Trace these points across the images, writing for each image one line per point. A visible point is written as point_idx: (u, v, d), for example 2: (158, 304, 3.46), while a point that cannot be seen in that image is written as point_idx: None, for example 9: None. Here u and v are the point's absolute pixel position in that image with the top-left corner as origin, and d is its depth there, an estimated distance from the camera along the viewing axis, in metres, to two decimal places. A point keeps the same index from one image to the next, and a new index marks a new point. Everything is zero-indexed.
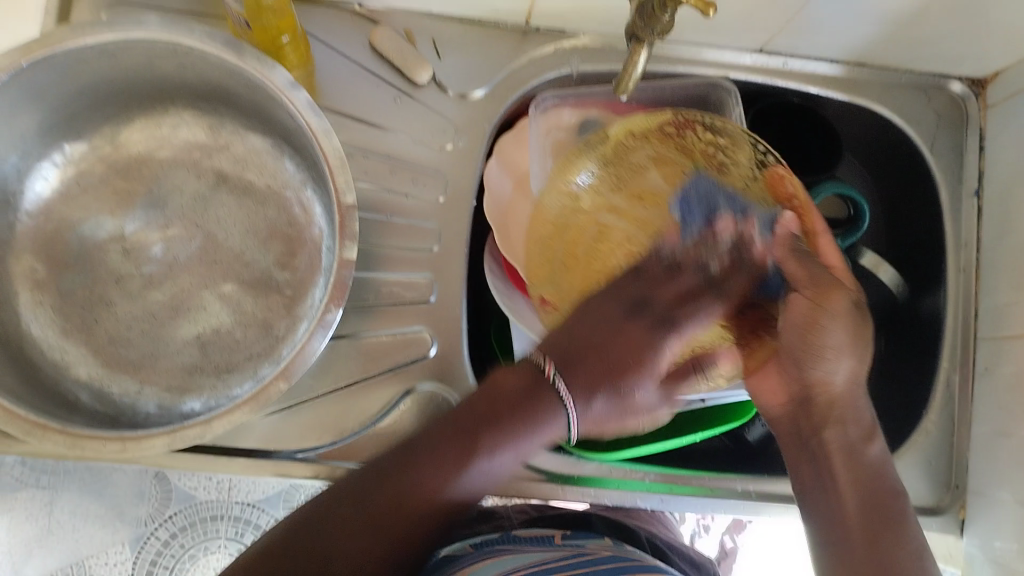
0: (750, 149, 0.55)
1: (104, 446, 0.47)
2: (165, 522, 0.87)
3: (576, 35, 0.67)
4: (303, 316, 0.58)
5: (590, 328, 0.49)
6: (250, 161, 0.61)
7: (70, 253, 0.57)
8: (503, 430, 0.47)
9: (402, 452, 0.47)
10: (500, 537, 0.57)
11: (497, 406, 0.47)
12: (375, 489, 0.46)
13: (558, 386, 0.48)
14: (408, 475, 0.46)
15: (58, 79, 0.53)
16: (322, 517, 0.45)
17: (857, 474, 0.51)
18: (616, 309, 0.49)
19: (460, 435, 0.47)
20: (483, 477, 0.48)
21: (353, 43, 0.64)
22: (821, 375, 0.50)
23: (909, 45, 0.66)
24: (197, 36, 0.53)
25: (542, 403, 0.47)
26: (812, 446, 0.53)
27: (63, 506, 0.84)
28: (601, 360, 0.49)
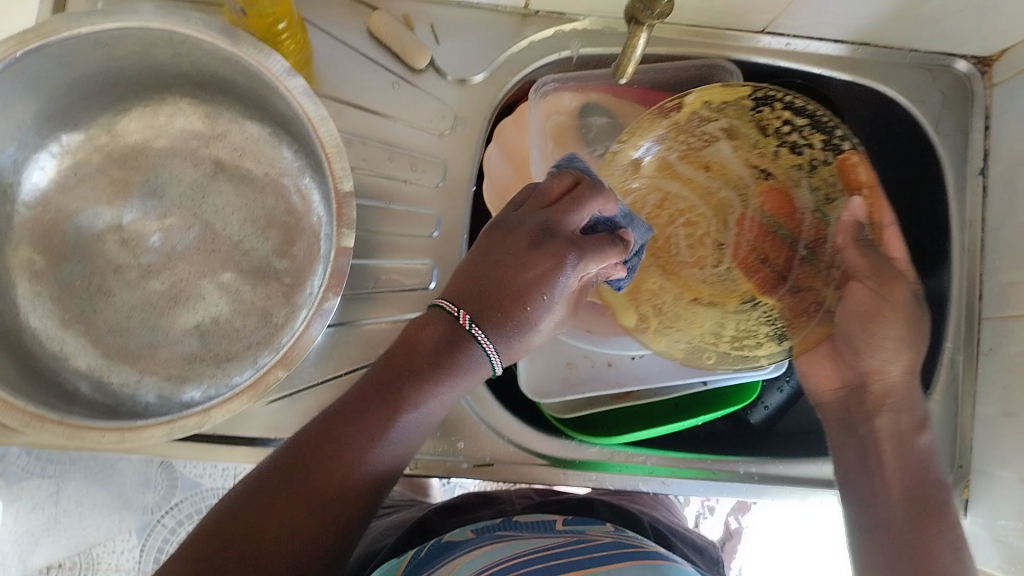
0: (821, 129, 0.59)
1: (103, 437, 0.46)
2: (170, 510, 0.88)
3: (576, 17, 0.66)
4: (302, 304, 0.58)
5: (504, 266, 0.49)
6: (248, 149, 0.61)
7: (67, 243, 0.57)
8: (427, 375, 0.48)
9: (329, 417, 0.47)
10: (501, 522, 0.56)
11: (414, 354, 0.49)
12: (312, 455, 0.45)
13: (474, 332, 0.49)
14: (341, 442, 0.46)
15: (52, 69, 0.53)
16: (268, 491, 0.44)
17: (908, 461, 0.54)
18: (521, 248, 0.49)
19: (380, 387, 0.48)
20: (408, 430, 0.48)
21: (350, 29, 0.64)
22: (876, 364, 0.56)
23: (914, 25, 0.65)
24: (192, 25, 0.52)
25: (460, 349, 0.49)
26: (859, 435, 0.56)
27: (70, 496, 0.85)
28: (511, 295, 0.49)
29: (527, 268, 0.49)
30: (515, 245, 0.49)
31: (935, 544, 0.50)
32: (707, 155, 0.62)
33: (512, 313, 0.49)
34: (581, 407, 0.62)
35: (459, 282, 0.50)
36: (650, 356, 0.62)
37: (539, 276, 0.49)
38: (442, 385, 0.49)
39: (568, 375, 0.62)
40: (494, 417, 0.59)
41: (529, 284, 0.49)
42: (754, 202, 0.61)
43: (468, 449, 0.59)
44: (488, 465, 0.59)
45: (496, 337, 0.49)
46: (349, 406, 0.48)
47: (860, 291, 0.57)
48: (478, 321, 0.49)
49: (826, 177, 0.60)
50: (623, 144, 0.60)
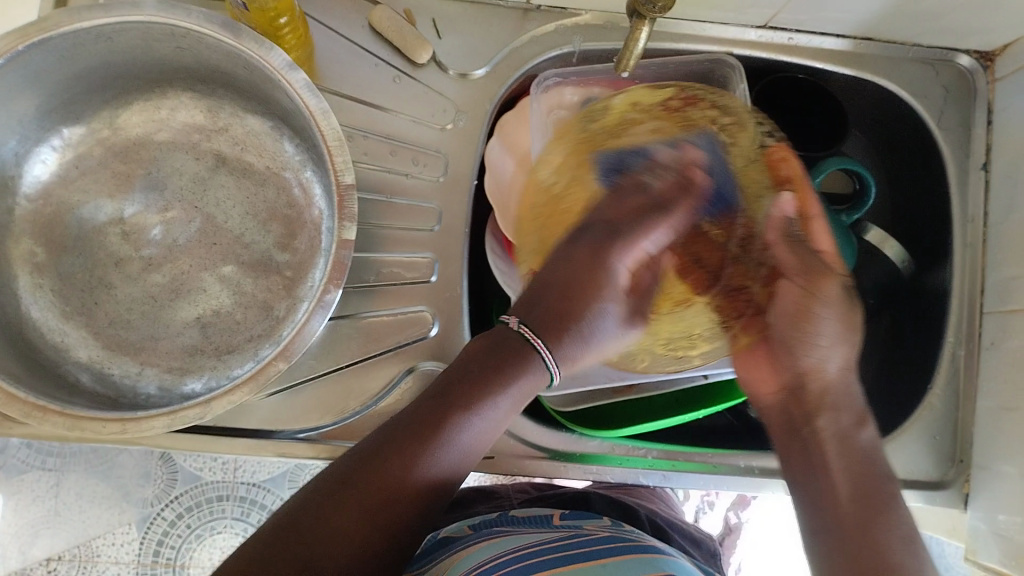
0: (748, 126, 0.56)
1: (104, 428, 0.46)
2: (171, 502, 0.88)
3: (578, 12, 0.66)
4: (303, 297, 0.58)
5: (564, 273, 0.53)
6: (249, 143, 0.61)
7: (69, 236, 0.57)
8: (487, 385, 0.48)
9: (387, 432, 0.46)
10: (498, 517, 0.56)
11: (470, 369, 0.48)
12: (361, 476, 0.44)
13: (536, 345, 0.50)
14: (388, 462, 0.45)
15: (55, 62, 0.53)
16: (311, 509, 0.43)
17: (852, 456, 0.53)
18: (583, 258, 0.54)
19: (438, 399, 0.48)
20: (466, 446, 0.47)
21: (352, 23, 0.64)
22: (814, 362, 0.55)
23: (917, 19, 0.64)
24: (193, 18, 0.52)
25: (523, 358, 0.49)
26: (801, 435, 0.55)
27: (69, 488, 0.86)
28: (573, 297, 0.53)
29: (584, 270, 0.51)
30: (575, 262, 0.54)
31: (890, 539, 0.49)
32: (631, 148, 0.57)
33: (568, 323, 0.52)
34: (580, 399, 0.62)
35: (525, 302, 0.52)
36: None
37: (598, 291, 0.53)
38: (500, 391, 0.48)
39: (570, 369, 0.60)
40: None
41: (590, 299, 0.53)
42: None
43: None
44: (488, 457, 0.58)
45: (558, 344, 0.51)
46: (401, 428, 0.46)
47: (790, 287, 0.54)
48: (531, 323, 0.51)
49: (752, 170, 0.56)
50: (551, 147, 0.57)
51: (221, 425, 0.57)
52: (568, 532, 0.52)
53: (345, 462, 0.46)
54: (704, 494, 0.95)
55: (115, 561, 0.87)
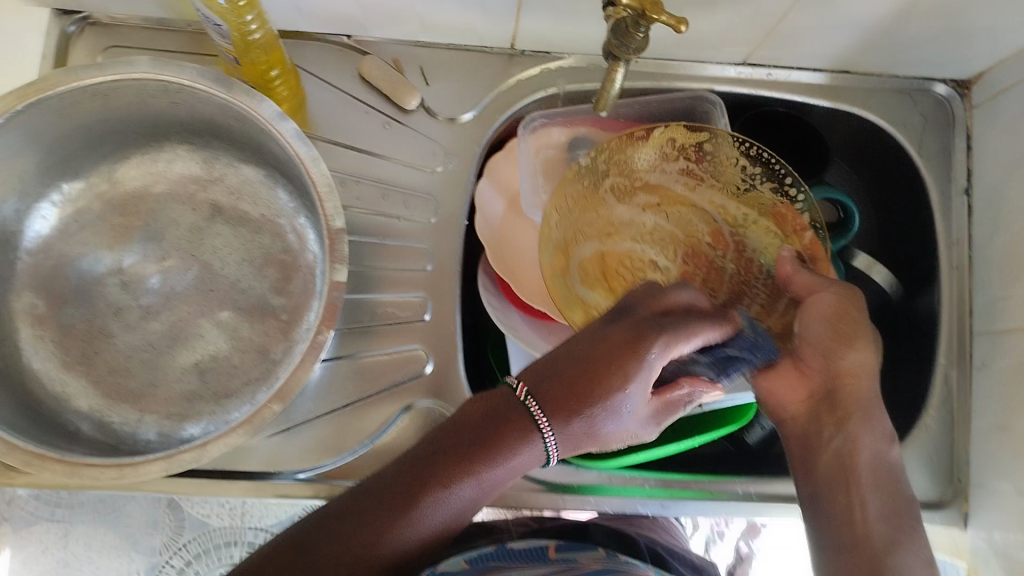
0: (776, 180, 0.61)
1: (102, 474, 0.47)
2: None
3: (562, 55, 0.68)
4: (299, 339, 0.59)
5: (588, 349, 0.48)
6: (245, 191, 0.62)
7: (70, 288, 0.59)
8: (476, 454, 0.47)
9: (366, 489, 0.47)
10: (493, 551, 0.56)
11: (460, 432, 0.48)
12: (335, 530, 0.46)
13: (536, 416, 0.47)
14: (362, 525, 0.46)
15: (54, 120, 0.55)
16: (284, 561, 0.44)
17: (877, 473, 0.51)
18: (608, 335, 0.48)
19: (420, 460, 0.48)
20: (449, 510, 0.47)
21: (343, 74, 0.66)
22: (848, 365, 0.51)
23: (889, 51, 0.66)
24: (186, 75, 0.55)
25: (514, 429, 0.48)
26: (831, 452, 0.52)
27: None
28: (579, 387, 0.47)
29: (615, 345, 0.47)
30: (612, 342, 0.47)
31: (908, 561, 0.49)
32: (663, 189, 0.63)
33: (596, 408, 0.47)
34: None
35: (537, 368, 0.49)
36: None
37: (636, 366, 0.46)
38: (485, 463, 0.47)
39: None
40: None
41: (616, 380, 0.46)
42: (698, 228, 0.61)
43: None
44: None
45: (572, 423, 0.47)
46: (385, 485, 0.47)
47: (820, 297, 0.51)
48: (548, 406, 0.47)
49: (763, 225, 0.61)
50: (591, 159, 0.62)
51: (220, 468, 0.57)
52: (563, 567, 0.52)
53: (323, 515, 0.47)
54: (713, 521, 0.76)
55: None
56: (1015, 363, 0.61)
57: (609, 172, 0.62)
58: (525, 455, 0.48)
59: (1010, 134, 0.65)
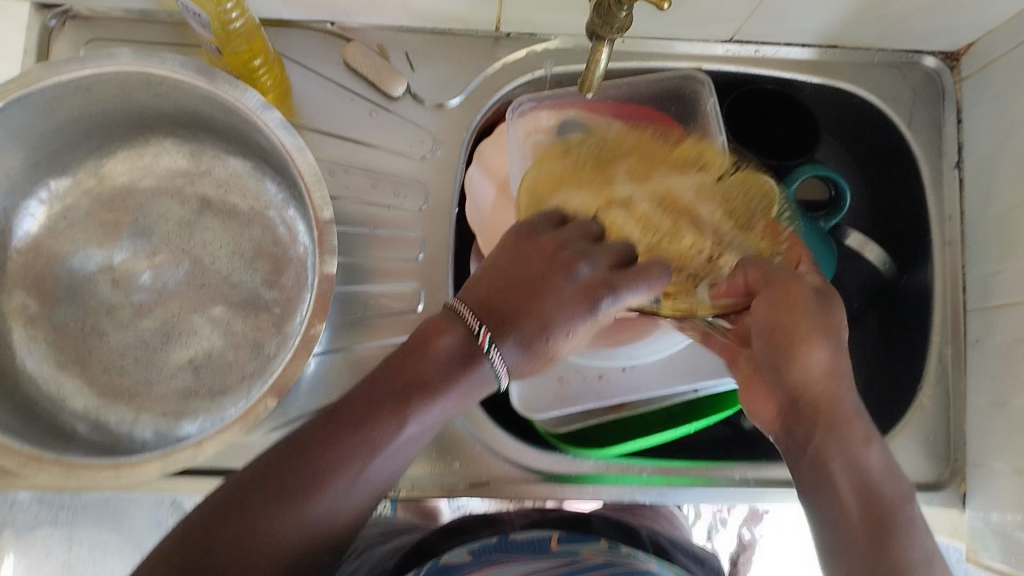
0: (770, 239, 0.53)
1: (100, 474, 0.47)
2: None
3: (548, 36, 0.68)
4: (292, 333, 0.58)
5: (526, 274, 0.49)
6: (232, 184, 0.62)
7: (60, 286, 0.58)
8: (434, 390, 0.46)
9: (318, 428, 0.44)
10: (495, 543, 0.56)
11: (418, 369, 0.46)
12: (287, 469, 0.43)
13: (491, 355, 0.47)
14: (316, 468, 0.43)
15: (35, 117, 0.54)
16: (236, 508, 0.42)
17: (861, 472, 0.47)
18: (551, 276, 0.48)
19: (376, 397, 0.46)
20: (402, 448, 0.46)
21: (327, 61, 0.65)
22: (805, 366, 0.49)
23: (878, 25, 0.66)
24: (170, 66, 0.54)
25: (469, 365, 0.47)
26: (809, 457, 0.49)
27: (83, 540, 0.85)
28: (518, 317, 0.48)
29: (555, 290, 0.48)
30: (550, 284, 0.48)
31: (907, 554, 0.44)
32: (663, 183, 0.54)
33: (537, 343, 0.48)
34: (571, 421, 0.63)
35: (471, 288, 0.50)
36: (639, 366, 0.64)
37: (575, 307, 0.48)
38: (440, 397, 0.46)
39: (562, 390, 0.63)
40: (488, 436, 0.60)
41: (553, 312, 0.48)
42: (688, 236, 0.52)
43: (465, 467, 0.60)
44: (484, 483, 0.59)
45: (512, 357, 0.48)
46: (342, 419, 0.45)
47: (762, 298, 0.50)
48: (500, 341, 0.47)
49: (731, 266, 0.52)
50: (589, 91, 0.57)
51: (219, 464, 0.57)
52: (565, 562, 0.53)
53: (274, 458, 0.44)
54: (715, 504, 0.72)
55: None
56: (1008, 339, 0.62)
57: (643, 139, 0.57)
58: (475, 385, 0.48)
59: (999, 105, 0.64)
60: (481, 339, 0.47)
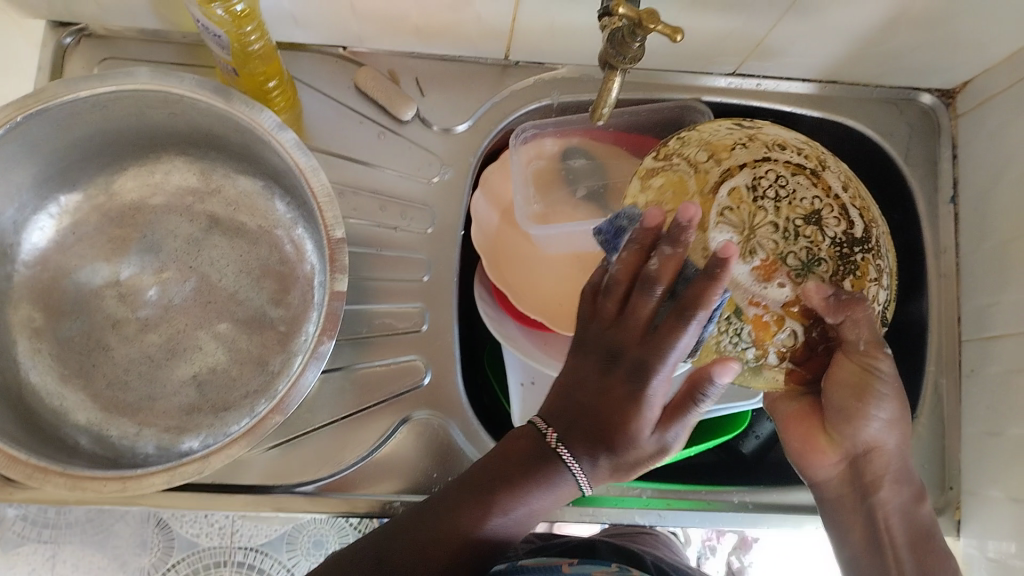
0: (806, 268, 0.46)
1: (104, 487, 0.46)
2: (168, 572, 0.75)
3: (555, 66, 0.69)
4: (297, 351, 0.59)
5: (578, 397, 0.50)
6: (242, 203, 0.62)
7: (67, 300, 0.58)
8: (518, 486, 0.50)
9: (463, 477, 0.53)
10: (507, 569, 0.60)
11: (506, 464, 0.51)
12: (416, 526, 0.51)
13: (562, 454, 0.50)
14: (454, 517, 0.50)
15: (51, 132, 0.54)
16: (379, 547, 0.51)
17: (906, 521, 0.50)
18: (592, 369, 0.49)
19: (473, 486, 0.51)
20: (509, 521, 0.51)
21: (338, 85, 0.66)
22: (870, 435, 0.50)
23: (878, 60, 0.67)
24: (185, 85, 0.54)
25: (548, 466, 0.50)
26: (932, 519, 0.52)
27: (67, 560, 0.73)
28: (615, 426, 0.48)
29: (608, 397, 0.48)
30: (594, 376, 0.49)
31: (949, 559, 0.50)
32: (790, 197, 0.47)
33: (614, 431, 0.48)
34: None
35: (555, 402, 0.51)
36: None
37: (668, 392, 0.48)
38: (533, 480, 0.50)
39: None
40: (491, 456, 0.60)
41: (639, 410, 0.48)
42: (791, 217, 0.47)
43: None
44: None
45: (595, 456, 0.49)
46: (476, 472, 0.52)
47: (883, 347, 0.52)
48: (564, 441, 0.50)
49: (836, 280, 0.47)
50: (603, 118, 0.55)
51: (220, 480, 0.57)
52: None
53: (402, 521, 0.52)
54: (706, 538, 0.84)
55: None
56: (1002, 369, 0.63)
57: (763, 168, 0.48)
58: (558, 486, 0.50)
59: (995, 142, 0.66)
60: (548, 438, 0.50)
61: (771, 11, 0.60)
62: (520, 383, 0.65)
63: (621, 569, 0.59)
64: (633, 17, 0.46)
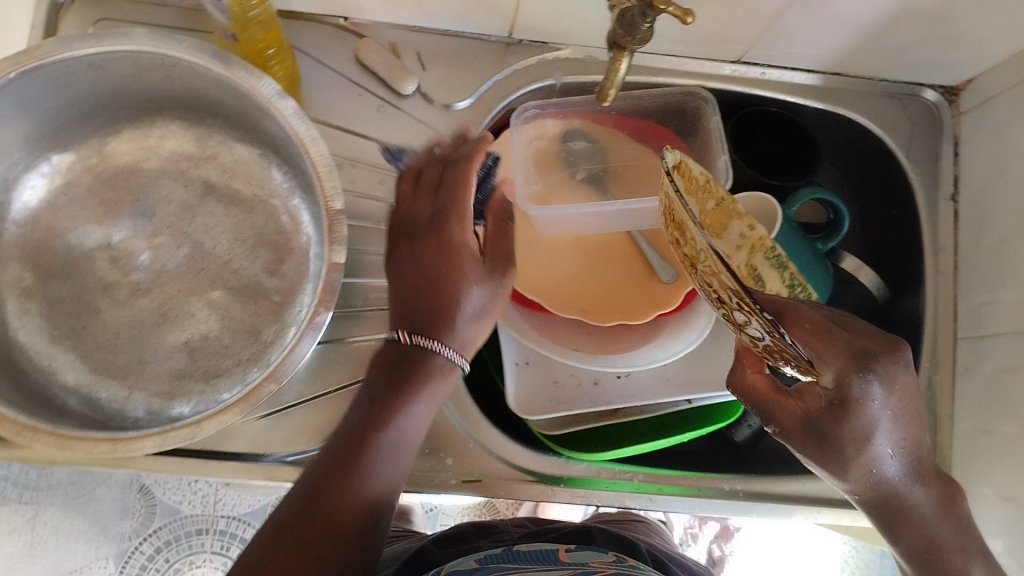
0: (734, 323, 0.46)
1: (94, 448, 0.46)
2: (148, 536, 1.00)
3: (560, 46, 0.68)
4: (291, 322, 0.58)
5: (428, 265, 0.53)
6: (239, 170, 0.62)
7: (57, 262, 0.58)
8: (395, 402, 0.51)
9: (334, 443, 0.50)
10: (503, 553, 0.60)
11: (385, 377, 0.52)
12: (320, 500, 0.47)
13: (423, 341, 0.52)
14: (343, 475, 0.48)
15: (47, 89, 0.53)
16: (288, 534, 0.46)
17: (934, 548, 0.51)
18: (436, 247, 0.53)
19: (354, 440, 0.49)
20: (397, 449, 0.50)
21: (339, 55, 0.65)
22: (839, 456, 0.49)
23: (883, 54, 0.67)
24: (185, 48, 0.53)
25: (414, 360, 0.52)
26: (973, 541, 0.52)
27: (46, 522, 0.97)
28: (443, 300, 0.52)
29: (440, 274, 0.53)
30: (424, 255, 0.53)
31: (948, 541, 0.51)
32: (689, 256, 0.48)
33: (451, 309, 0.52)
34: (566, 423, 0.65)
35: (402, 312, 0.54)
36: (635, 374, 0.66)
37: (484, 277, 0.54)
38: (401, 408, 0.50)
39: (555, 393, 0.65)
40: (483, 435, 0.62)
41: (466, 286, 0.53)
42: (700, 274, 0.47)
43: (457, 465, 0.61)
44: (477, 480, 0.61)
45: (446, 334, 0.52)
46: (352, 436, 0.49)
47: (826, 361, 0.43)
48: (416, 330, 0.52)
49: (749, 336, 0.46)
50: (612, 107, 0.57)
51: (208, 447, 0.57)
52: (572, 563, 0.57)
53: (297, 501, 0.48)
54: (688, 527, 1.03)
55: None
56: (996, 367, 0.63)
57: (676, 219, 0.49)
58: (431, 391, 0.52)
59: (996, 139, 0.66)
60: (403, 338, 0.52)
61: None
62: (515, 363, 0.65)
63: (619, 559, 0.60)
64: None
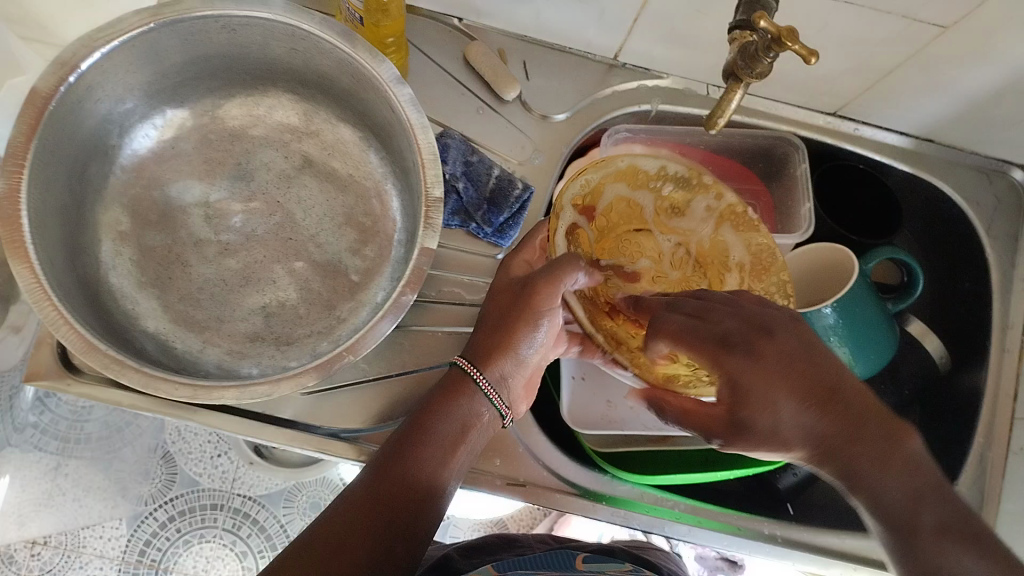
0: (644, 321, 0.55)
1: (175, 390, 0.48)
2: (164, 504, 1.00)
3: (661, 74, 0.70)
4: (365, 302, 0.59)
5: (508, 297, 0.54)
6: (337, 149, 0.64)
7: (156, 211, 0.60)
8: (437, 426, 0.51)
9: (383, 454, 0.50)
10: (524, 560, 0.60)
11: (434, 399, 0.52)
12: (366, 506, 0.47)
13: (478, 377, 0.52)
14: (388, 480, 0.48)
15: (179, 44, 0.56)
16: (339, 529, 0.46)
17: (870, 490, 0.40)
18: (517, 287, 0.54)
19: (398, 453, 0.49)
20: (442, 468, 0.50)
21: (448, 54, 0.67)
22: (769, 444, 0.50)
23: (980, 127, 0.68)
24: (315, 23, 0.55)
25: (466, 386, 0.52)
26: (940, 484, 0.39)
27: (67, 473, 0.99)
28: (510, 331, 0.53)
29: (517, 309, 0.53)
30: (505, 289, 0.54)
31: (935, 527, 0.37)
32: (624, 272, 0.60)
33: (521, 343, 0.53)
34: (616, 443, 0.66)
35: (480, 344, 0.53)
36: None
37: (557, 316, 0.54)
38: (439, 429, 0.50)
39: (608, 412, 0.66)
40: (532, 441, 0.62)
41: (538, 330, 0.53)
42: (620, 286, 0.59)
43: (503, 466, 0.60)
44: (521, 484, 0.60)
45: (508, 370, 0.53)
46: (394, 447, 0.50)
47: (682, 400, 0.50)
48: (480, 360, 0.53)
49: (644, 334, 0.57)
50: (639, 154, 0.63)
51: (268, 411, 0.58)
52: (588, 571, 0.57)
53: (346, 508, 0.47)
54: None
55: (99, 555, 0.98)
56: None
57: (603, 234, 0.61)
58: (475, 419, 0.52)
59: None
60: (464, 365, 0.53)
61: (889, 58, 0.60)
62: (571, 377, 0.66)
63: (634, 568, 0.60)
64: (771, 31, 0.45)
